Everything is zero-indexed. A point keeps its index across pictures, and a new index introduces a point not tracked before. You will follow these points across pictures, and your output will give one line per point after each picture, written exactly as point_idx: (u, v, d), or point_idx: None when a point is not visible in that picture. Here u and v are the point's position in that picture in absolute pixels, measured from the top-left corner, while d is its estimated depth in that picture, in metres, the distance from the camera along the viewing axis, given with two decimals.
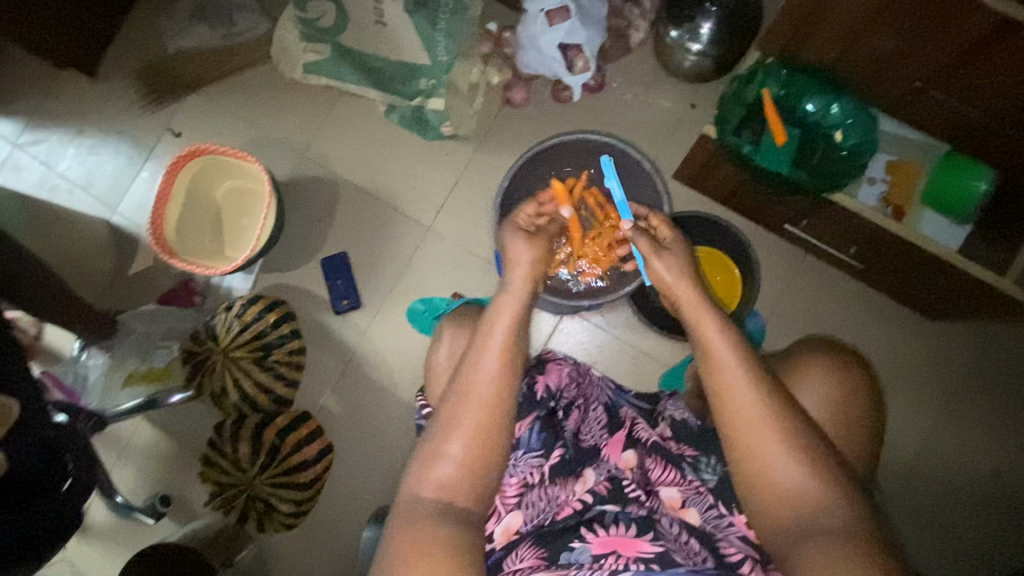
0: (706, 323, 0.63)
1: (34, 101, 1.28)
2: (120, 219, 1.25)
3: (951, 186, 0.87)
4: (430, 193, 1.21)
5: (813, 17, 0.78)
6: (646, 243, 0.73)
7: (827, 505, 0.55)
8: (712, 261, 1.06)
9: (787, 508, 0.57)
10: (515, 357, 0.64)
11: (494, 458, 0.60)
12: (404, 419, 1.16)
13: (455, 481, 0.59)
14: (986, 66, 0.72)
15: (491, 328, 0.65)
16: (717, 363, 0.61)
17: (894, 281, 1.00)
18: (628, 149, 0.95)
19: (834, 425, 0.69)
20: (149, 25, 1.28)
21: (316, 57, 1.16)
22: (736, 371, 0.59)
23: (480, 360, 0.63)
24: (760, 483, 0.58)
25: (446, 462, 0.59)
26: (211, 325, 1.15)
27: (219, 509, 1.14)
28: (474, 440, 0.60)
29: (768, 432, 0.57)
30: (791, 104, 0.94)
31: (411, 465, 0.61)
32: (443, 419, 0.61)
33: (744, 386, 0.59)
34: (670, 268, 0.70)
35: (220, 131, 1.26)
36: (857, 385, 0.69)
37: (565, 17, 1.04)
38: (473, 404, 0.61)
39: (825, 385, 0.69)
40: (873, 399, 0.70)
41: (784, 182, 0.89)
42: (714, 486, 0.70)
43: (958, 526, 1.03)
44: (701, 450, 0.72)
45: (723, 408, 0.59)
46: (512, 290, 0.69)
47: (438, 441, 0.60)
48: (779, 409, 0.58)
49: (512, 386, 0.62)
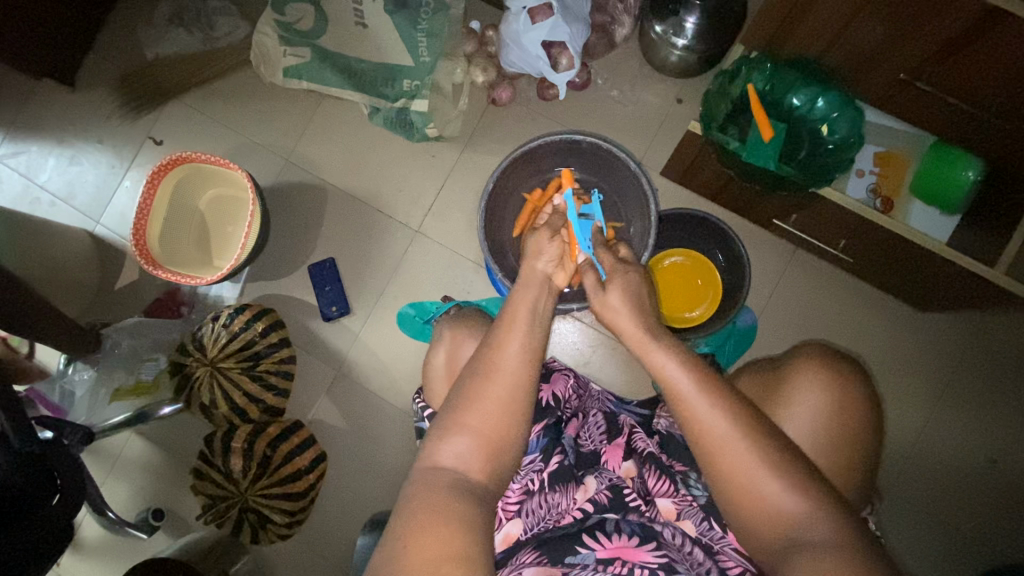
0: (659, 354, 0.61)
1: (13, 112, 1.26)
2: (103, 230, 1.23)
3: (935, 176, 0.87)
4: (417, 196, 1.19)
5: (796, 10, 0.77)
6: (592, 281, 0.69)
7: (808, 518, 0.53)
8: (695, 262, 1.06)
9: (769, 523, 0.54)
10: (530, 356, 0.61)
11: (510, 438, 0.59)
12: (397, 425, 1.15)
13: (469, 454, 0.57)
14: (971, 58, 0.72)
15: (513, 318, 0.64)
16: (676, 391, 0.59)
17: (884, 273, 0.99)
18: (612, 148, 0.92)
19: (836, 435, 0.67)
20: (128, 32, 1.26)
21: (297, 61, 1.14)
22: (696, 397, 0.58)
23: (494, 360, 0.61)
24: (738, 497, 0.56)
25: (463, 433, 0.58)
26: (198, 336, 1.11)
27: (212, 522, 1.12)
28: (492, 415, 0.58)
29: (746, 453, 0.55)
30: (777, 99, 0.91)
31: (426, 436, 0.60)
32: (461, 396, 0.60)
33: (709, 410, 0.57)
34: (615, 306, 0.66)
35: (204, 138, 1.24)
36: (850, 395, 0.67)
37: (548, 14, 1.02)
38: (496, 386, 0.59)
39: (813, 395, 0.68)
40: (871, 411, 0.68)
41: (774, 177, 0.87)
42: (705, 501, 0.67)
43: (953, 519, 1.03)
44: (691, 466, 0.70)
45: (696, 432, 0.57)
46: (523, 287, 0.67)
47: (439, 436, 0.58)
48: (750, 421, 0.56)
49: (536, 369, 0.61)
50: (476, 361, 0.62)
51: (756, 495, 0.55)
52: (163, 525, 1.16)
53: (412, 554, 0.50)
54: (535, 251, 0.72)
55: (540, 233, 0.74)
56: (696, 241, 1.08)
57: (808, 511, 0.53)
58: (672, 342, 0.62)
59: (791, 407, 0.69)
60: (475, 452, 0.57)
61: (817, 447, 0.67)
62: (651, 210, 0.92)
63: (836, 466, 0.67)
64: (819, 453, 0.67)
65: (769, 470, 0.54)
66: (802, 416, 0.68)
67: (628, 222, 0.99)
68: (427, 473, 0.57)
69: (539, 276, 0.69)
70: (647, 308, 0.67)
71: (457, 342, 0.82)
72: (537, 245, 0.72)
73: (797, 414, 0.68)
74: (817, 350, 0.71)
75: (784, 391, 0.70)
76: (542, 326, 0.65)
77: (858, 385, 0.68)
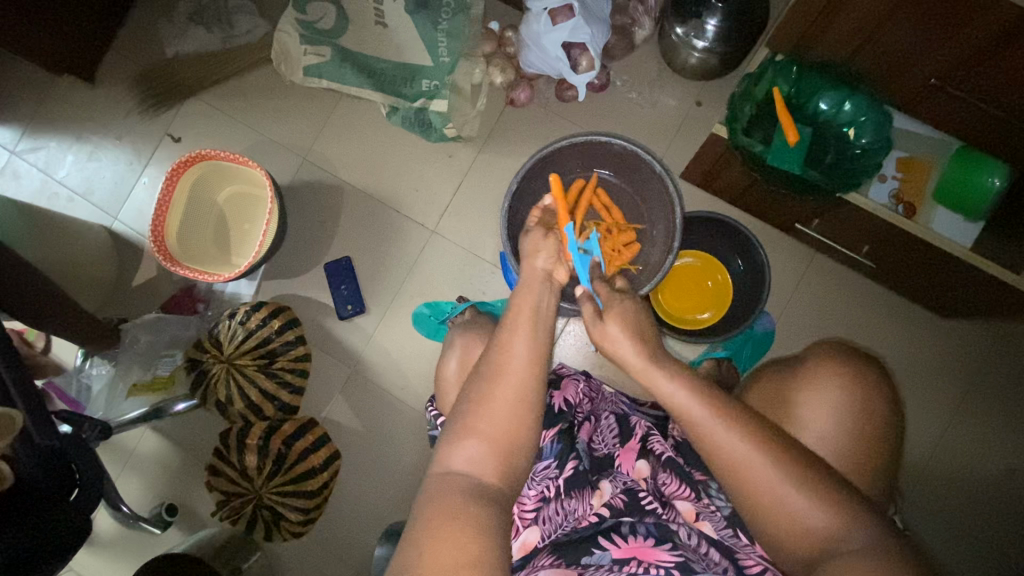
0: (668, 383, 0.60)
1: (33, 108, 1.27)
2: (120, 226, 1.24)
3: (961, 182, 0.87)
4: (434, 196, 1.19)
5: (829, 9, 0.76)
6: (590, 312, 0.68)
7: (827, 517, 0.53)
8: (705, 263, 1.08)
9: (793, 537, 0.54)
10: (541, 358, 0.62)
11: (522, 444, 0.58)
12: (410, 425, 1.15)
13: (482, 458, 0.57)
14: (1002, 64, 0.71)
15: (517, 317, 0.64)
16: (693, 421, 0.58)
17: (904, 278, 0.99)
18: (635, 148, 0.92)
19: (861, 442, 0.66)
20: (148, 29, 1.26)
21: (318, 59, 1.13)
22: (712, 426, 0.57)
23: (504, 361, 0.61)
24: (769, 516, 0.55)
25: (476, 437, 0.57)
26: (215, 332, 1.12)
27: (226, 519, 1.12)
28: (505, 420, 0.58)
29: (774, 477, 0.54)
30: (803, 102, 0.91)
31: (437, 442, 0.59)
32: (471, 399, 0.60)
33: (727, 437, 0.56)
34: (616, 336, 0.65)
35: (222, 135, 1.24)
36: (871, 394, 0.67)
37: (569, 15, 1.02)
38: (506, 387, 0.59)
39: (835, 396, 0.67)
40: (891, 410, 0.67)
41: (797, 181, 0.86)
42: (727, 512, 0.65)
43: (970, 527, 1.03)
44: (713, 474, 0.69)
45: (719, 459, 0.56)
46: (527, 286, 0.68)
47: (453, 439, 0.58)
48: (778, 446, 0.55)
49: (543, 372, 0.61)
50: (485, 364, 0.62)
51: (778, 505, 0.54)
52: (177, 521, 1.16)
53: (430, 559, 0.49)
54: (533, 248, 0.73)
55: (534, 233, 0.76)
56: (713, 244, 1.07)
57: (825, 508, 0.53)
58: (681, 368, 0.61)
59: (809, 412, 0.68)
60: (488, 456, 0.57)
61: (837, 451, 0.66)
62: (675, 212, 0.92)
63: (849, 464, 0.66)
64: (838, 455, 0.66)
65: (799, 486, 0.54)
66: (819, 416, 0.67)
67: (650, 225, 0.99)
68: (441, 479, 0.56)
69: (539, 274, 0.70)
70: (646, 330, 0.66)
71: (468, 349, 0.81)
72: (534, 244, 0.74)
73: (816, 416, 0.67)
74: (837, 351, 0.70)
75: (802, 393, 0.69)
76: (546, 325, 0.65)
77: (870, 380, 0.67)
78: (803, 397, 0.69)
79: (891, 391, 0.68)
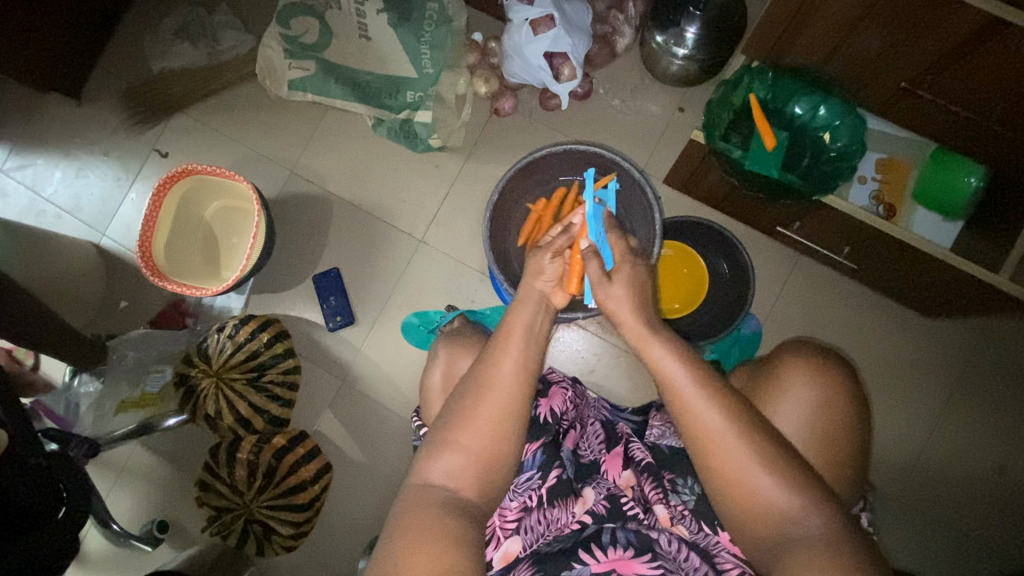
0: (658, 348, 0.61)
1: (21, 126, 1.27)
2: (108, 242, 1.24)
3: (940, 185, 0.88)
4: (421, 207, 1.20)
5: (799, 15, 0.76)
6: (597, 271, 0.67)
7: (802, 515, 0.53)
8: (679, 252, 1.08)
9: (765, 523, 0.55)
10: (525, 381, 0.61)
11: (502, 456, 0.58)
12: (400, 436, 1.15)
13: (460, 471, 0.57)
14: (972, 66, 0.72)
15: (511, 331, 0.63)
16: (678, 391, 0.58)
17: (887, 279, 1.00)
18: (616, 157, 0.93)
19: (839, 445, 0.66)
20: (135, 45, 1.27)
21: (302, 73, 1.15)
22: (694, 395, 0.57)
23: (491, 379, 0.60)
24: (739, 500, 0.55)
25: (451, 450, 0.58)
26: (203, 346, 1.12)
27: (217, 534, 1.12)
28: (489, 439, 0.58)
29: (751, 470, 0.55)
30: (778, 108, 0.93)
31: (417, 453, 0.60)
32: (454, 413, 0.60)
33: (705, 407, 0.56)
34: (617, 300, 0.66)
35: (210, 150, 1.25)
36: (838, 392, 0.67)
37: (550, 25, 1.03)
38: (490, 406, 0.59)
39: (805, 398, 0.67)
40: (861, 408, 0.67)
41: (773, 184, 0.87)
42: (694, 506, 0.66)
43: (960, 527, 1.03)
44: (679, 472, 0.68)
45: (713, 462, 0.56)
46: (521, 305, 0.66)
47: (430, 454, 0.58)
48: (757, 431, 0.56)
49: (529, 394, 0.61)
50: (470, 379, 0.62)
51: (758, 514, 0.55)
52: (169, 537, 1.16)
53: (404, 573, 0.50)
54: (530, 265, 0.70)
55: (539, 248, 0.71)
56: (697, 249, 1.08)
57: (801, 506, 0.53)
58: (672, 337, 0.62)
59: (780, 409, 0.68)
60: (466, 470, 0.57)
61: (815, 450, 0.66)
62: (655, 219, 0.93)
63: (830, 465, 0.67)
64: (807, 454, 0.67)
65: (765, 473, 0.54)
66: (789, 417, 0.67)
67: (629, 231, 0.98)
68: (419, 490, 0.57)
69: (535, 294, 0.67)
70: (649, 301, 0.66)
71: (451, 360, 0.82)
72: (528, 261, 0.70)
73: (785, 417, 0.68)
74: (807, 349, 0.71)
75: (772, 393, 0.69)
76: (541, 341, 0.64)
77: (845, 378, 0.68)
78: (771, 399, 0.69)
79: (857, 385, 0.68)
